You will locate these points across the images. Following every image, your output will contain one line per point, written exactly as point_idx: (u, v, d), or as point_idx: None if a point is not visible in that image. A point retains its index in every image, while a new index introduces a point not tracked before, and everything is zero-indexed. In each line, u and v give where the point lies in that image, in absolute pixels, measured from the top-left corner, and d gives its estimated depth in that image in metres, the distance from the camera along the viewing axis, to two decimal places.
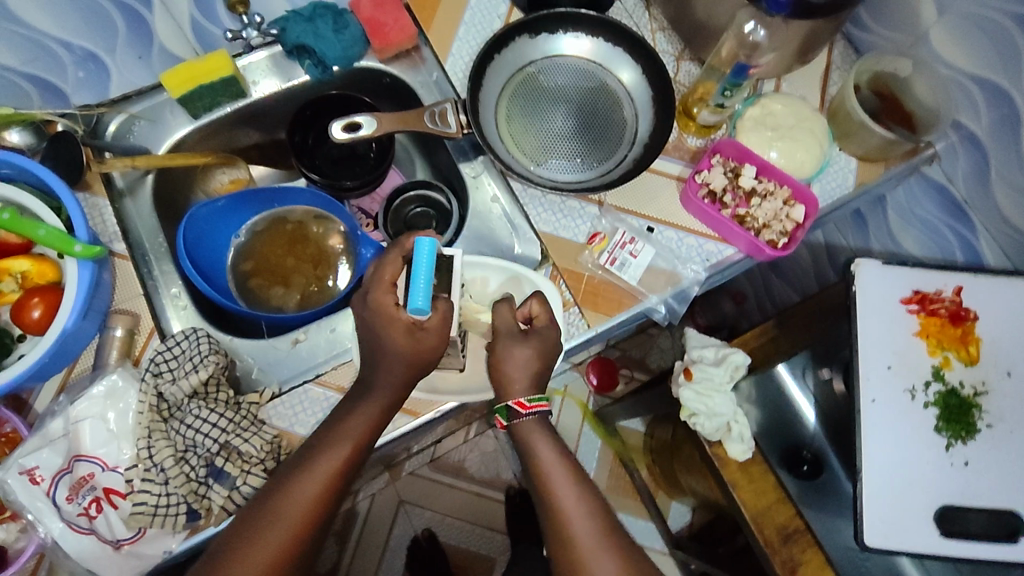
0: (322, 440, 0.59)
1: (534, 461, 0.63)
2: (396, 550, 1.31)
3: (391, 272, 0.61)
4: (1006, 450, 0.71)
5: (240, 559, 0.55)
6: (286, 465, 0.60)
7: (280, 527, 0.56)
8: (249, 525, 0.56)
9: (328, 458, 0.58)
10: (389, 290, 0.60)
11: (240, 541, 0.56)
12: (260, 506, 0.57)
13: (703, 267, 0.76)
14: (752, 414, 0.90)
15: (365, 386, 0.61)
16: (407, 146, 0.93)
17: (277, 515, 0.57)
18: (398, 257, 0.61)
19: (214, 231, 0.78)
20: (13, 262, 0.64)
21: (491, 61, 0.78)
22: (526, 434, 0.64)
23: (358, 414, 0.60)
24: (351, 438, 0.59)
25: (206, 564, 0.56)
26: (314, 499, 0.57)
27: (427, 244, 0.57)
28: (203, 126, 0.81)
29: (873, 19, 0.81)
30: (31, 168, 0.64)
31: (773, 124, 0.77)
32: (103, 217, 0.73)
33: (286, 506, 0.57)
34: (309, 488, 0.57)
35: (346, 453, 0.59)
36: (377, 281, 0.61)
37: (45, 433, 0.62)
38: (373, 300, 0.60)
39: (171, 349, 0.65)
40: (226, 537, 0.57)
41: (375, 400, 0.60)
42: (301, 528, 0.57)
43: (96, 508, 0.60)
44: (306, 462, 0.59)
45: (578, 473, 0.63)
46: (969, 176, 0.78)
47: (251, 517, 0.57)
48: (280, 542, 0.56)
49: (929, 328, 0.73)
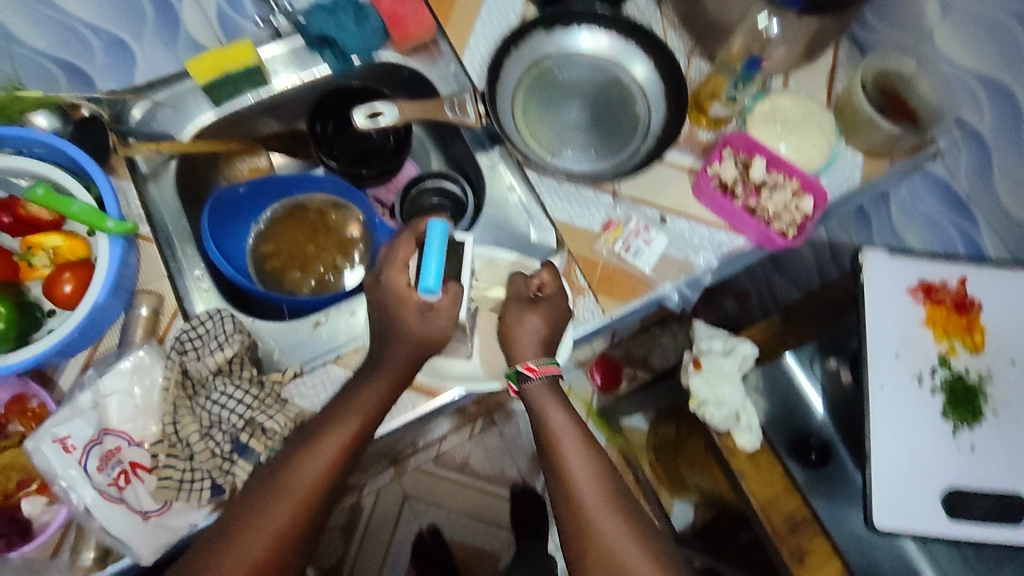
0: (331, 415, 0.60)
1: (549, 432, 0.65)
2: (401, 546, 1.31)
3: (406, 254, 0.61)
4: (1011, 435, 0.73)
5: (250, 531, 0.56)
6: (294, 439, 0.61)
7: (288, 500, 0.57)
8: (259, 497, 0.58)
9: (337, 433, 0.59)
10: (402, 270, 0.61)
11: (250, 513, 0.57)
12: (271, 475, 0.59)
13: (715, 256, 0.77)
14: (760, 404, 0.92)
15: (375, 362, 0.61)
16: (423, 138, 0.94)
17: (285, 489, 0.58)
18: (410, 240, 0.62)
19: (235, 217, 0.79)
20: (45, 237, 0.65)
21: (508, 54, 0.80)
22: (537, 401, 0.66)
23: (369, 388, 0.60)
24: (358, 415, 0.60)
25: (216, 537, 0.57)
26: (322, 471, 0.58)
27: (440, 229, 0.58)
28: (225, 114, 0.82)
29: (878, 20, 0.84)
30: (64, 146, 0.65)
31: (782, 118, 0.79)
32: (127, 199, 0.74)
33: (294, 480, 0.58)
34: (318, 462, 0.58)
35: (354, 429, 0.59)
36: (391, 262, 0.61)
37: (75, 405, 0.63)
38: (389, 279, 0.60)
39: (196, 328, 0.67)
40: (235, 508, 0.59)
41: (386, 380, 0.61)
42: (310, 501, 0.58)
43: (124, 479, 0.62)
44: (315, 436, 0.59)
45: (576, 451, 0.64)
46: (972, 172, 0.80)
47: (260, 489, 0.58)
48: (288, 515, 0.57)
49: (935, 316, 0.75)
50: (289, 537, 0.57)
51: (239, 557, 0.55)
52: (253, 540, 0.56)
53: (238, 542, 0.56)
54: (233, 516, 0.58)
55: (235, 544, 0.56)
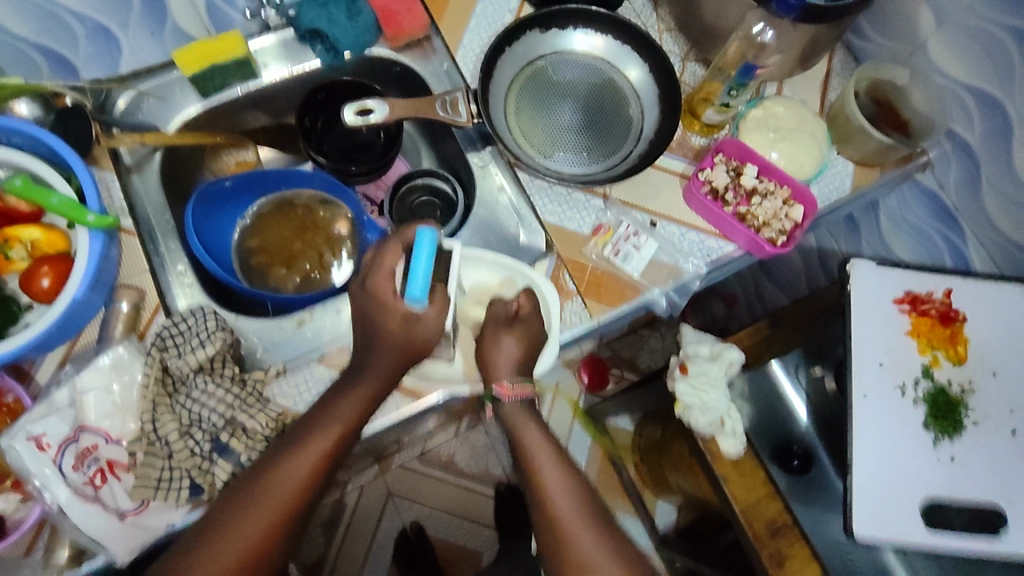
0: (312, 422, 0.59)
1: (522, 444, 0.65)
2: (384, 542, 1.31)
3: (390, 261, 0.60)
4: (991, 447, 0.73)
5: (223, 538, 0.55)
6: (274, 446, 0.60)
7: (264, 506, 0.56)
8: (234, 503, 0.57)
9: (318, 440, 0.58)
10: (388, 278, 0.60)
11: (225, 519, 0.56)
12: (249, 481, 0.58)
13: (704, 262, 0.77)
14: (745, 410, 0.91)
15: (359, 369, 0.61)
16: (414, 135, 0.93)
17: (262, 494, 0.56)
18: (398, 246, 0.60)
19: (220, 211, 0.78)
20: (23, 229, 0.64)
21: (502, 53, 0.79)
22: (514, 419, 0.66)
23: (352, 396, 0.60)
24: (341, 422, 0.59)
25: (188, 543, 0.56)
26: (301, 478, 0.57)
27: (428, 237, 0.57)
28: (212, 105, 0.80)
29: (874, 29, 0.84)
30: (44, 136, 0.63)
31: (775, 125, 0.79)
32: (110, 191, 0.72)
33: (271, 486, 0.57)
34: (297, 468, 0.57)
35: (337, 436, 0.59)
36: (378, 268, 0.60)
37: (51, 402, 0.62)
38: (374, 286, 0.60)
39: (177, 324, 0.66)
40: (210, 514, 0.57)
41: (375, 382, 0.60)
42: (288, 507, 0.57)
43: (101, 478, 0.61)
44: (296, 442, 0.59)
45: (547, 461, 0.64)
46: (960, 183, 0.81)
47: (237, 495, 0.57)
48: (265, 522, 0.56)
49: (920, 327, 0.75)
50: (263, 545, 0.56)
51: (211, 564, 0.54)
52: (229, 547, 0.55)
53: (210, 549, 0.55)
54: (207, 522, 0.56)
55: (209, 550, 0.55)
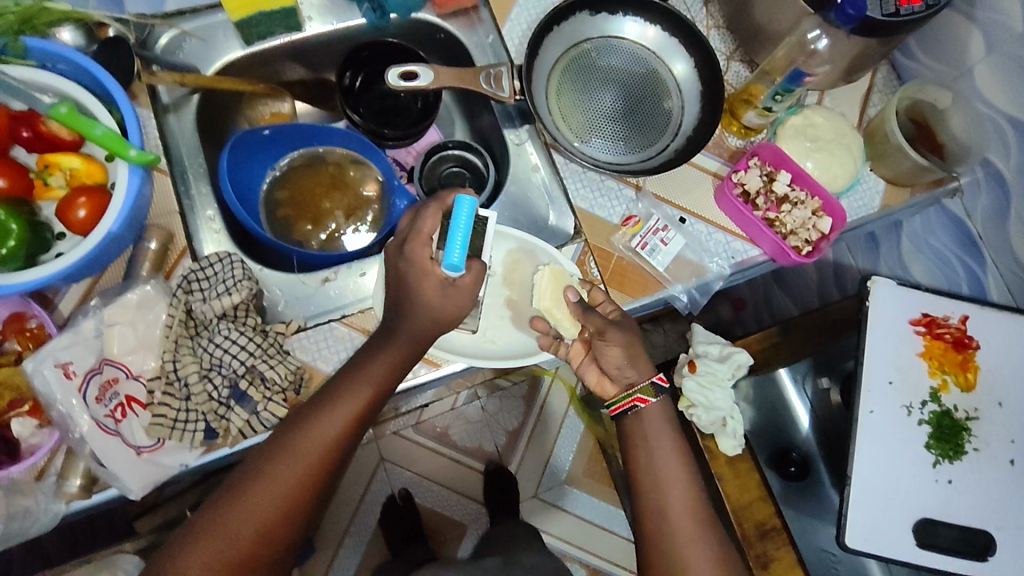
0: (340, 383, 0.60)
1: (655, 457, 0.66)
2: (372, 505, 1.33)
3: (430, 226, 0.59)
4: (989, 474, 0.75)
5: (254, 496, 0.56)
6: (303, 406, 0.61)
7: (294, 466, 0.57)
8: (267, 460, 0.57)
9: (347, 401, 0.59)
10: (426, 243, 0.59)
11: (255, 477, 0.57)
12: (278, 440, 0.58)
13: (728, 264, 0.78)
14: (746, 413, 0.92)
15: (386, 334, 0.61)
16: (450, 105, 0.92)
17: (291, 454, 0.57)
18: (438, 211, 0.60)
19: (252, 160, 0.78)
20: (63, 156, 0.64)
21: (550, 32, 0.79)
22: (653, 422, 0.68)
23: (381, 361, 0.60)
24: (369, 385, 0.59)
25: (222, 499, 0.57)
26: (331, 439, 0.58)
27: (468, 204, 0.56)
28: (254, 54, 0.79)
29: (920, 48, 0.84)
30: (91, 66, 0.63)
31: (813, 135, 0.79)
32: (145, 129, 0.72)
33: (301, 445, 0.58)
34: (326, 429, 0.58)
35: (365, 398, 0.59)
36: (415, 234, 0.59)
37: (77, 331, 0.62)
38: (414, 252, 0.58)
39: (204, 269, 0.67)
40: (239, 473, 0.58)
41: (399, 349, 0.60)
42: (318, 467, 0.58)
43: (120, 412, 0.62)
44: (324, 402, 0.59)
45: (650, 452, 0.67)
46: (988, 214, 0.82)
47: (266, 454, 0.58)
48: (295, 480, 0.57)
49: (933, 350, 0.76)
50: (296, 504, 0.57)
51: (247, 521, 0.56)
52: (261, 504, 0.56)
53: (244, 506, 0.56)
54: (237, 480, 0.57)
55: (241, 506, 0.56)
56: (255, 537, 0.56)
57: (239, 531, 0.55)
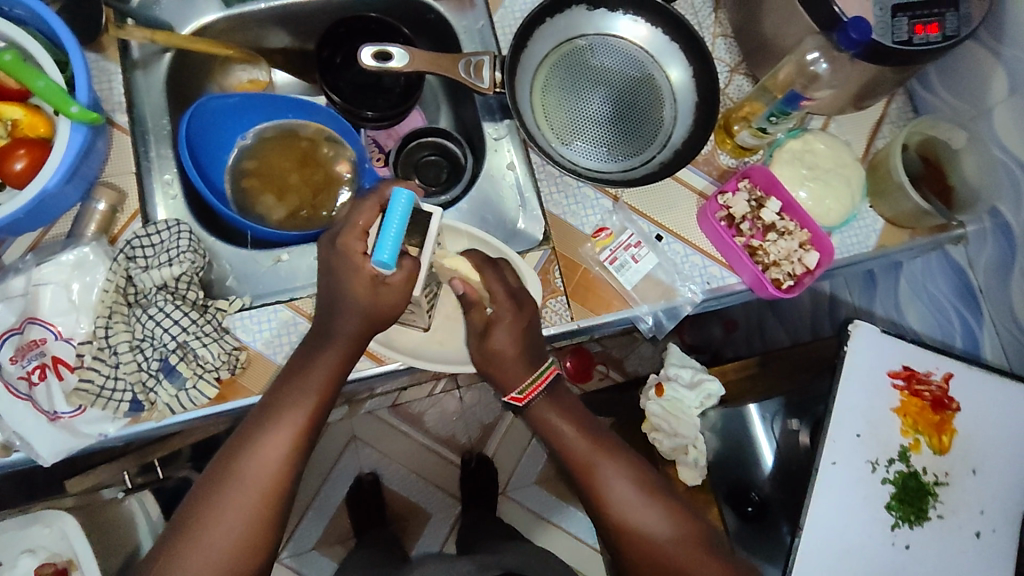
0: (282, 397, 0.58)
1: (565, 445, 0.64)
2: (337, 481, 1.29)
3: (364, 220, 0.56)
4: (951, 544, 0.70)
5: (211, 531, 0.54)
6: (247, 423, 0.58)
7: (248, 492, 0.55)
8: (217, 488, 0.55)
9: (292, 415, 0.57)
10: (359, 237, 0.56)
11: (205, 510, 0.55)
12: (226, 466, 0.56)
13: (702, 290, 0.73)
14: (710, 443, 0.90)
15: (322, 338, 0.58)
16: (436, 89, 0.88)
17: (243, 479, 0.55)
18: (375, 206, 0.57)
19: (220, 127, 0.75)
20: (6, 107, 0.62)
21: (542, 24, 0.74)
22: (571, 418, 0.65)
23: (319, 366, 0.58)
24: (313, 394, 0.58)
25: (176, 534, 0.55)
26: (280, 459, 0.56)
27: (404, 198, 0.54)
28: (234, 17, 0.77)
29: (941, 81, 0.78)
30: (44, 14, 0.60)
31: (810, 163, 0.74)
32: (110, 83, 0.70)
33: (249, 470, 0.56)
34: (275, 448, 0.56)
35: (310, 410, 0.58)
36: (350, 228, 0.56)
37: (5, 289, 0.61)
38: (344, 244, 0.56)
39: (150, 235, 0.65)
40: (190, 507, 0.56)
41: (336, 352, 0.58)
42: (274, 488, 0.56)
43: (39, 374, 0.60)
44: (267, 418, 0.57)
45: (629, 493, 0.62)
46: (991, 266, 0.76)
47: (217, 482, 0.56)
48: (251, 507, 0.55)
49: (908, 407, 0.72)
50: (258, 533, 0.55)
51: (207, 560, 0.53)
52: (218, 538, 0.54)
53: (201, 543, 0.53)
54: (190, 516, 0.55)
55: (198, 543, 0.54)
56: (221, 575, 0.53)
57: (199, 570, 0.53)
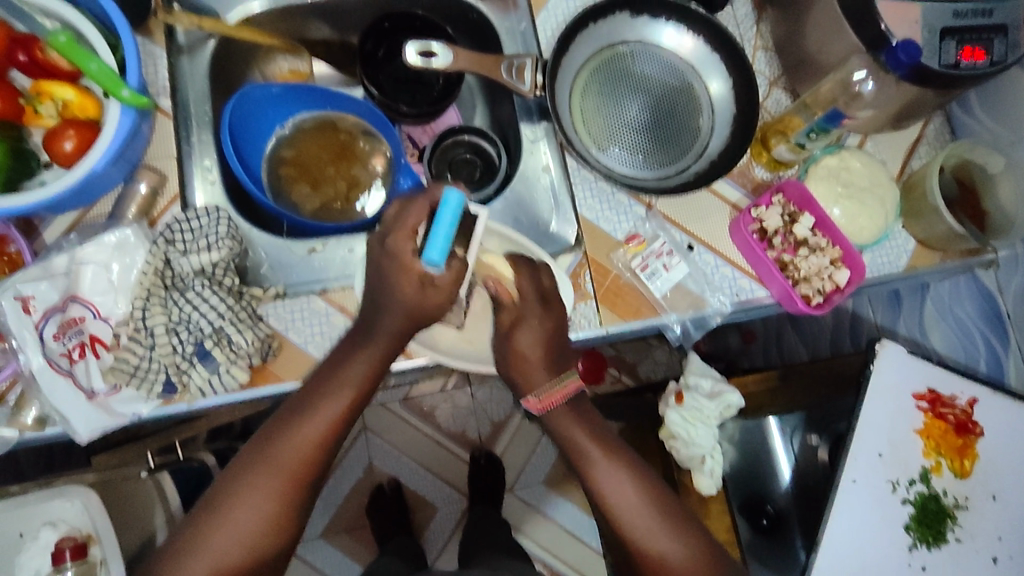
0: (321, 385, 0.58)
1: (580, 451, 0.63)
2: (348, 468, 1.30)
3: (414, 220, 0.56)
4: (968, 568, 0.70)
5: (239, 508, 0.55)
6: (284, 407, 0.59)
7: (278, 474, 0.56)
8: (250, 468, 0.56)
9: (329, 404, 0.58)
10: (409, 236, 0.56)
11: (236, 486, 0.56)
12: (259, 447, 0.57)
13: (730, 301, 0.73)
14: (727, 455, 0.90)
15: (366, 331, 0.59)
16: (474, 88, 0.89)
17: (275, 461, 0.56)
18: (425, 205, 0.56)
19: (261, 116, 0.76)
20: (57, 87, 0.63)
21: (584, 29, 0.75)
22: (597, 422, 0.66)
23: (359, 360, 0.58)
24: (350, 386, 0.58)
25: (206, 507, 0.56)
26: (312, 445, 0.57)
27: (455, 198, 0.54)
28: (277, 8, 0.77)
29: (982, 106, 0.78)
30: None
31: (846, 180, 0.74)
32: (155, 68, 0.71)
33: (282, 453, 0.56)
34: (308, 434, 0.57)
35: (347, 401, 0.58)
36: (398, 226, 0.57)
37: (46, 266, 0.62)
38: (393, 245, 0.56)
39: (190, 220, 0.65)
40: (222, 482, 0.57)
41: (379, 347, 0.58)
42: (303, 472, 0.57)
43: (79, 352, 0.61)
44: (303, 404, 0.58)
45: (638, 501, 0.62)
46: (1020, 294, 0.78)
47: (251, 461, 0.57)
48: (280, 488, 0.56)
49: (932, 430, 0.72)
50: (284, 514, 0.56)
51: (231, 536, 0.54)
52: (245, 516, 0.55)
53: (230, 518, 0.55)
54: (221, 491, 0.56)
55: (226, 518, 0.55)
56: (244, 551, 0.55)
57: (227, 546, 0.54)
